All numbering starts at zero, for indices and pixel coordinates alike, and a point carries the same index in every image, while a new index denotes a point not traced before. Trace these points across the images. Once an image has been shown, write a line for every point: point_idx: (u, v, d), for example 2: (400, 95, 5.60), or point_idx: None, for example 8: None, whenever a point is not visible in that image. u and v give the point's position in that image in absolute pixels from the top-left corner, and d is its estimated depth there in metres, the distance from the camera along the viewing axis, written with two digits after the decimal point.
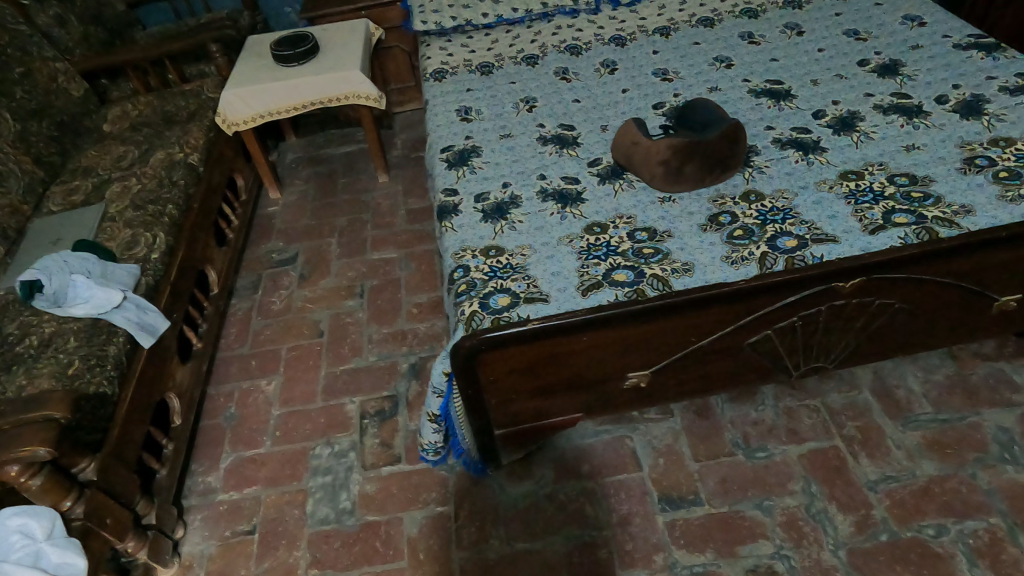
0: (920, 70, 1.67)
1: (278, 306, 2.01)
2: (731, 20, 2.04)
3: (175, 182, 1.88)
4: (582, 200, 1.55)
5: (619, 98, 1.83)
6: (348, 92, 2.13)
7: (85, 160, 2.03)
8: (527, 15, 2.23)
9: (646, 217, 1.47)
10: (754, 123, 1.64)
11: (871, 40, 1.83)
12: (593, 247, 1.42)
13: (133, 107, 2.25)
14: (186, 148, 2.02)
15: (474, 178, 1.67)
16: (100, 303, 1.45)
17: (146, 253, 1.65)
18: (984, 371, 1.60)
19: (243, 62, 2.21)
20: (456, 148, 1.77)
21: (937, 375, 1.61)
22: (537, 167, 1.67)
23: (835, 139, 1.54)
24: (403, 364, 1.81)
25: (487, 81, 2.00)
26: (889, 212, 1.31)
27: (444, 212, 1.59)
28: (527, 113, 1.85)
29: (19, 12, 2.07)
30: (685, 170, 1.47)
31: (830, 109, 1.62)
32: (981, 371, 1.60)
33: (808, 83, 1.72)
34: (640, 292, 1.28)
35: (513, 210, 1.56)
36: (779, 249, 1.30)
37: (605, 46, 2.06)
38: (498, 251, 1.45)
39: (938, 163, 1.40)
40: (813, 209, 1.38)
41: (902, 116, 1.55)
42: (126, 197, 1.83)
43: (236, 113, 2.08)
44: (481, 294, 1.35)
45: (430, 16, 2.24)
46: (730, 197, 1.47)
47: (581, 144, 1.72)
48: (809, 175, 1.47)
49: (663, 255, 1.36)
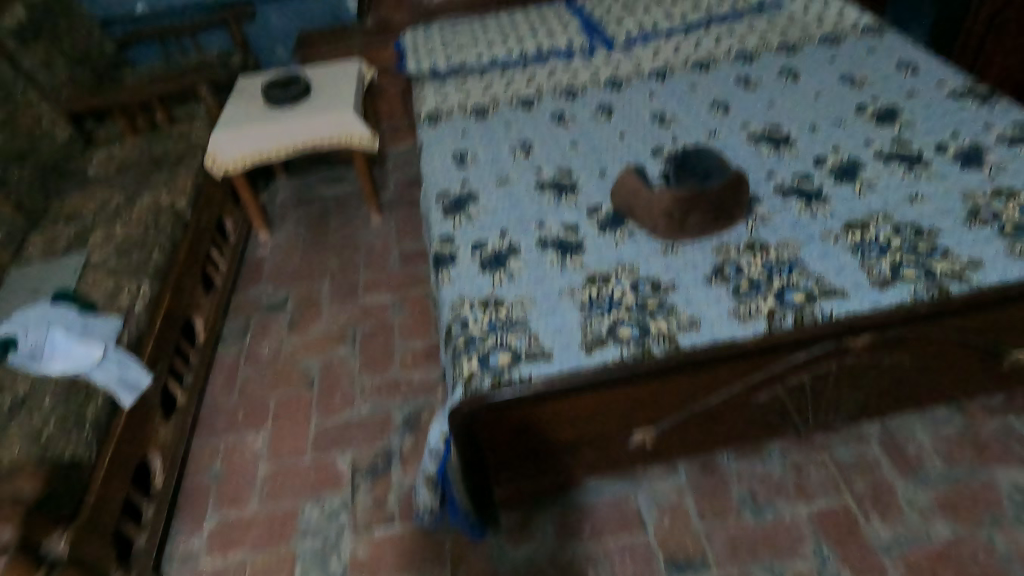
0: (918, 117, 1.66)
1: (266, 353, 1.93)
2: (726, 64, 2.03)
3: (162, 227, 1.81)
4: (583, 249, 1.52)
5: (617, 143, 1.81)
6: (340, 133, 2.09)
7: (68, 205, 1.97)
8: (521, 57, 2.21)
9: (649, 268, 1.43)
10: (756, 170, 1.62)
11: (868, 85, 1.81)
12: (596, 299, 1.38)
13: (119, 149, 2.20)
14: (173, 191, 1.95)
15: (471, 226, 1.63)
16: (79, 360, 1.39)
17: (129, 303, 1.57)
18: (994, 425, 1.55)
19: (235, 104, 2.18)
20: (452, 194, 1.73)
21: (947, 429, 1.56)
22: (536, 215, 1.64)
23: (837, 187, 1.52)
24: (397, 415, 1.74)
25: (482, 124, 1.98)
26: (897, 265, 1.28)
27: (440, 262, 1.55)
28: (524, 158, 1.82)
29: (5, 57, 2.04)
30: (688, 221, 1.46)
31: (831, 156, 1.61)
32: (991, 425, 1.55)
33: (808, 128, 1.71)
34: (646, 350, 1.24)
35: (511, 259, 1.52)
36: (787, 304, 1.26)
37: (601, 89, 2.04)
38: (497, 304, 1.41)
39: (943, 214, 1.38)
40: (820, 261, 1.35)
41: (903, 164, 1.53)
42: (110, 244, 1.76)
43: (226, 156, 2.04)
44: (480, 351, 1.30)
45: (424, 59, 2.23)
46: (734, 247, 1.43)
47: (579, 190, 1.69)
48: (813, 225, 1.44)
49: (667, 310, 1.32)
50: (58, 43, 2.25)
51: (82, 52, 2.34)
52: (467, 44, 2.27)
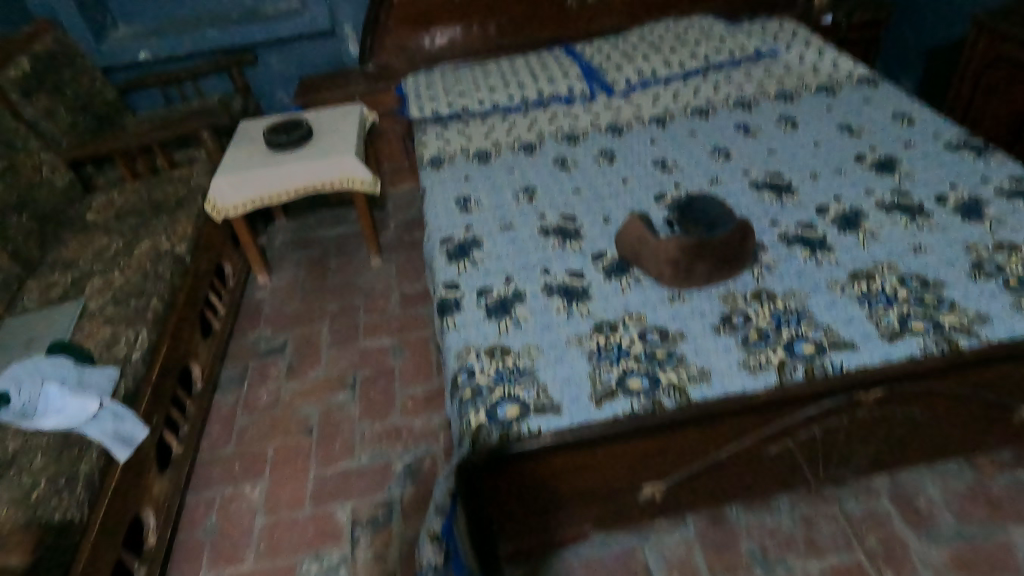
0: (916, 168, 1.69)
1: (264, 400, 1.89)
2: (725, 111, 2.07)
3: (161, 274, 1.78)
4: (589, 296, 1.51)
5: (620, 189, 1.82)
6: (341, 177, 2.10)
7: (66, 252, 1.95)
8: (523, 102, 2.24)
9: (657, 316, 1.42)
10: (759, 218, 1.63)
11: (865, 135, 1.85)
12: (604, 348, 1.36)
13: (119, 195, 2.20)
14: (173, 236, 1.93)
15: (476, 272, 1.62)
16: (73, 415, 1.34)
17: (127, 352, 1.53)
18: (1005, 478, 1.53)
19: (237, 148, 2.19)
20: (456, 239, 1.73)
21: (957, 482, 1.54)
22: (541, 260, 1.63)
23: (840, 236, 1.53)
24: (398, 464, 1.70)
25: (485, 168, 1.99)
26: (905, 317, 1.28)
27: (445, 307, 1.54)
28: (527, 203, 1.83)
29: (8, 108, 2.07)
30: (696, 268, 1.44)
31: (833, 205, 1.63)
32: (1001, 478, 1.53)
33: (808, 177, 1.74)
34: (657, 402, 1.23)
35: (517, 306, 1.51)
36: (797, 356, 1.26)
37: (603, 135, 2.06)
38: (503, 352, 1.39)
39: (947, 266, 1.39)
40: (828, 311, 1.34)
41: (905, 215, 1.55)
42: (109, 291, 1.74)
43: (227, 200, 2.03)
44: (488, 403, 1.28)
45: (427, 104, 2.26)
46: (741, 295, 1.43)
47: (584, 236, 1.69)
48: (818, 274, 1.44)
49: (677, 360, 1.31)
50: (60, 92, 2.29)
51: (84, 100, 2.37)
52: (469, 89, 2.31)
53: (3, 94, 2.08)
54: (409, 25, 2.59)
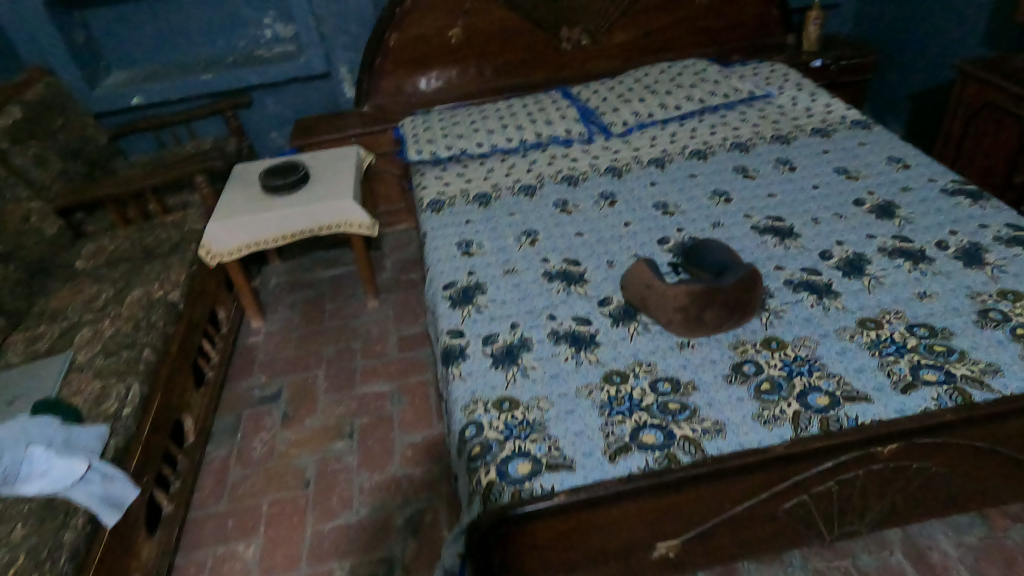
0: (915, 213, 1.71)
1: (258, 452, 1.82)
2: (723, 153, 2.09)
3: (154, 323, 1.75)
4: (597, 343, 1.48)
5: (623, 232, 1.82)
6: (340, 221, 2.11)
7: (53, 302, 1.90)
8: (521, 144, 2.25)
9: (667, 365, 1.40)
10: (763, 263, 1.63)
11: (862, 178, 1.88)
12: (615, 399, 1.33)
13: (110, 241, 2.17)
14: (166, 284, 1.89)
15: (480, 319, 1.59)
16: (58, 479, 1.26)
17: (117, 408, 1.48)
18: (1017, 531, 1.51)
19: (232, 191, 2.18)
20: (458, 284, 1.70)
21: (969, 535, 1.52)
22: (546, 306, 1.61)
23: (846, 282, 1.53)
24: (398, 518, 1.63)
25: (486, 211, 1.98)
26: (917, 367, 1.27)
27: (449, 356, 1.50)
28: (529, 246, 1.82)
29: None
30: (704, 315, 1.43)
31: (836, 249, 1.63)
32: (1013, 531, 1.52)
33: (809, 221, 1.75)
34: (672, 457, 1.19)
35: (524, 354, 1.47)
36: (811, 407, 1.24)
37: (602, 177, 2.07)
38: (512, 404, 1.35)
39: (954, 314, 1.38)
40: (839, 360, 1.33)
41: (907, 260, 1.56)
42: (99, 342, 1.69)
43: (220, 245, 2.01)
44: (499, 459, 1.23)
45: (425, 146, 2.26)
46: (750, 343, 1.42)
47: (588, 281, 1.67)
48: (827, 321, 1.43)
49: (690, 412, 1.28)
50: (50, 138, 2.31)
51: (75, 145, 2.39)
52: (468, 131, 2.31)
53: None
54: (405, 68, 2.61)
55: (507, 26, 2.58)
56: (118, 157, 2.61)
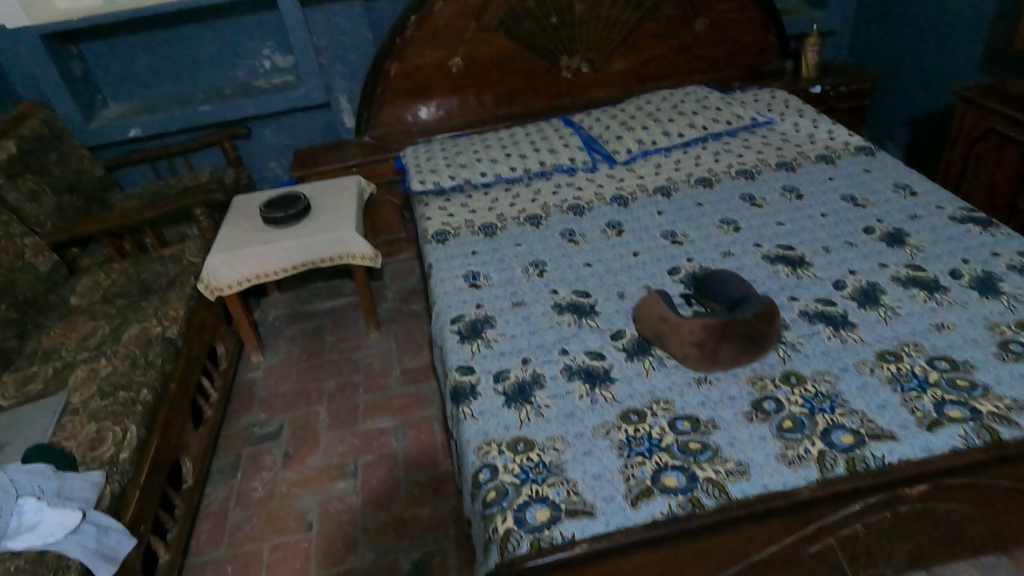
0: (926, 241, 1.69)
1: (259, 493, 1.76)
2: (728, 181, 2.08)
3: (151, 361, 1.72)
4: (612, 379, 1.45)
5: (631, 262, 1.80)
6: (342, 252, 2.12)
7: (46, 341, 1.86)
8: (525, 173, 2.24)
9: (685, 403, 1.36)
10: (776, 293, 1.61)
11: (869, 206, 1.86)
12: (634, 439, 1.29)
13: (105, 276, 2.14)
14: (164, 319, 1.87)
15: (490, 354, 1.54)
16: (49, 531, 1.19)
17: (113, 453, 1.43)
18: None
19: (232, 225, 2.18)
20: (467, 318, 1.66)
21: None
22: (557, 340, 1.57)
23: (861, 313, 1.50)
24: (405, 562, 1.55)
25: (491, 242, 1.95)
26: (941, 403, 1.24)
27: (460, 394, 1.45)
28: (537, 278, 1.78)
29: None
30: (721, 350, 1.40)
31: (849, 279, 1.61)
32: None
33: (820, 249, 1.73)
34: (696, 501, 1.15)
35: (537, 391, 1.43)
36: (836, 446, 1.20)
37: (608, 206, 2.05)
38: (527, 445, 1.30)
39: (974, 346, 1.35)
40: (861, 396, 1.30)
41: (922, 289, 1.53)
42: (94, 383, 1.64)
43: (219, 278, 2.01)
44: (515, 506, 1.18)
45: (428, 176, 2.24)
46: (769, 378, 1.39)
47: (599, 313, 1.64)
48: (845, 354, 1.41)
49: (712, 452, 1.24)
50: (45, 173, 2.31)
51: (70, 180, 2.40)
52: (471, 160, 2.29)
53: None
54: (404, 97, 2.60)
55: (507, 54, 2.58)
56: (113, 189, 2.60)
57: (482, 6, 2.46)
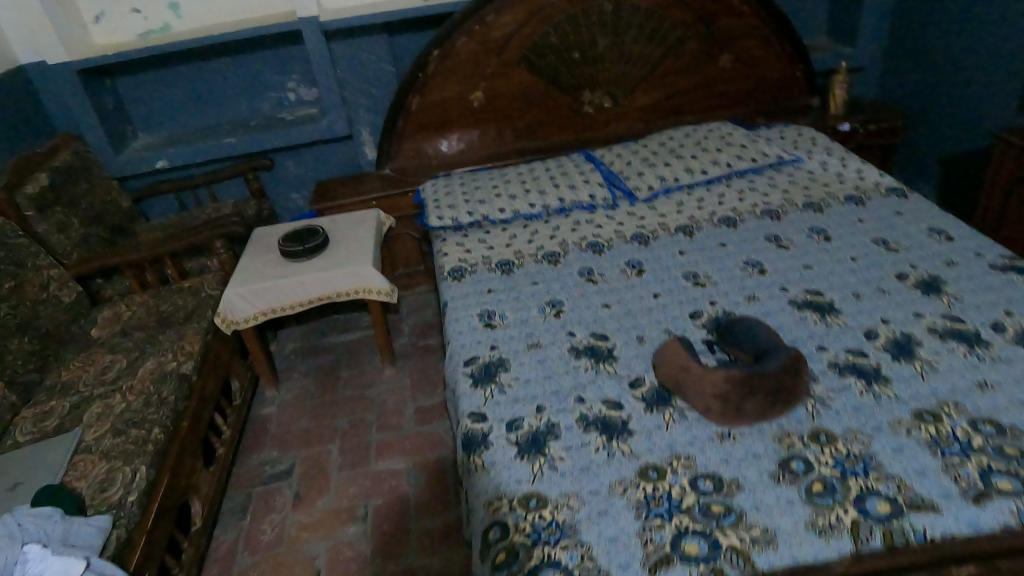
0: (964, 289, 1.61)
1: (268, 536, 1.73)
2: (752, 220, 2.03)
3: (165, 398, 1.71)
4: (630, 432, 1.39)
5: (651, 304, 1.75)
6: (358, 287, 2.10)
7: (64, 374, 1.88)
8: (544, 209, 2.21)
9: (707, 460, 1.29)
10: (804, 342, 1.54)
11: (902, 251, 1.79)
12: (653, 498, 1.23)
13: (126, 308, 2.16)
14: (179, 355, 1.88)
15: (503, 400, 1.50)
16: None
17: (122, 496, 1.41)
18: None
19: (251, 258, 2.19)
20: (480, 360, 1.62)
21: None
22: (573, 387, 1.52)
23: (896, 366, 1.43)
24: None
25: (508, 280, 1.92)
26: (986, 472, 1.16)
27: (471, 442, 1.41)
28: (554, 319, 1.74)
29: (21, 225, 2.12)
30: (745, 404, 1.34)
31: (881, 329, 1.54)
32: None
33: (850, 296, 1.66)
34: (719, 572, 1.08)
35: (551, 442, 1.38)
36: (870, 515, 1.13)
37: (628, 244, 2.01)
38: (540, 502, 1.25)
39: (1022, 409, 1.27)
40: (897, 459, 1.22)
41: (961, 343, 1.45)
42: (108, 420, 1.64)
43: (236, 312, 2.02)
44: (526, 570, 1.13)
45: (446, 211, 2.22)
46: (796, 434, 1.31)
47: (618, 358, 1.59)
48: (878, 412, 1.33)
49: (736, 516, 1.17)
50: (74, 205, 2.36)
51: (98, 211, 2.45)
52: (489, 196, 2.28)
53: (18, 212, 2.14)
54: (425, 131, 2.61)
55: (528, 89, 2.58)
56: (139, 220, 2.64)
57: (506, 41, 2.47)
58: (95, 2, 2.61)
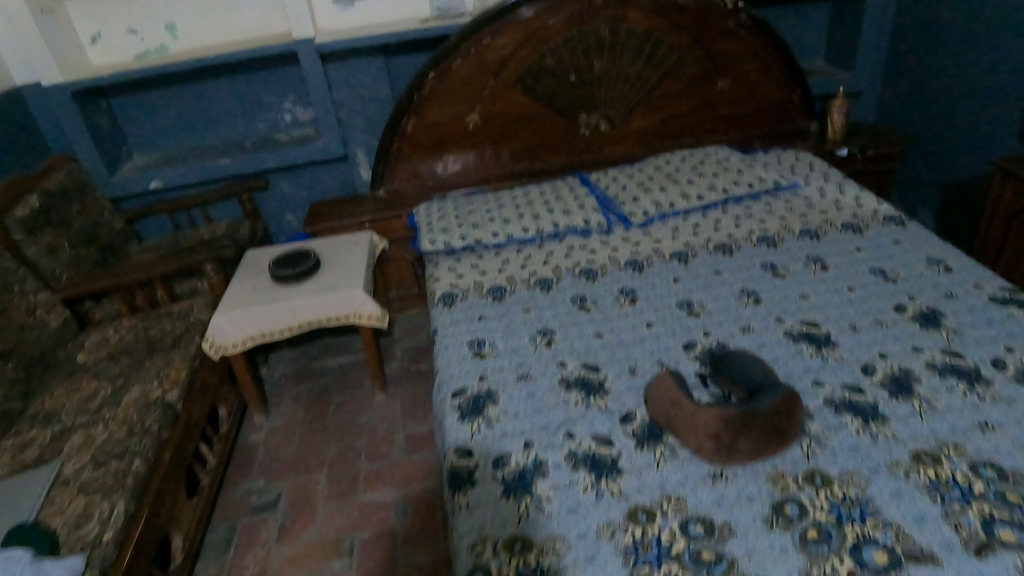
0: (964, 322, 1.57)
1: (250, 571, 1.68)
2: (748, 248, 2.00)
3: (148, 428, 1.68)
4: (619, 470, 1.34)
5: (645, 334, 1.71)
6: (349, 312, 2.07)
7: (48, 402, 1.85)
8: (538, 234, 2.19)
9: (698, 502, 1.25)
10: (800, 376, 1.50)
11: (900, 281, 1.76)
12: (641, 543, 1.17)
13: (114, 332, 2.14)
14: (165, 382, 1.85)
15: (491, 435, 1.45)
16: None
17: (98, 533, 1.38)
18: None
19: (241, 281, 2.17)
20: (468, 392, 1.58)
21: None
22: (563, 422, 1.47)
23: (894, 404, 1.39)
24: None
25: (500, 307, 1.89)
26: (989, 521, 1.12)
27: (456, 480, 1.36)
28: (545, 348, 1.71)
29: (10, 248, 2.11)
30: (739, 443, 1.29)
31: (879, 363, 1.50)
32: None
33: (847, 328, 1.62)
34: None
35: (538, 480, 1.33)
36: (868, 566, 1.08)
37: (622, 271, 1.98)
38: (525, 545, 1.20)
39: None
40: (895, 504, 1.18)
41: (961, 380, 1.41)
42: (88, 452, 1.60)
43: (224, 337, 1.99)
44: None
45: (438, 235, 2.20)
46: (791, 475, 1.27)
47: (609, 392, 1.54)
48: (876, 452, 1.29)
49: (727, 564, 1.12)
50: (66, 227, 2.35)
51: (90, 233, 2.44)
52: (483, 220, 2.25)
53: (7, 235, 2.12)
54: (420, 152, 2.59)
55: (524, 112, 2.56)
56: (132, 241, 2.63)
57: (502, 64, 2.46)
58: (92, 23, 2.62)
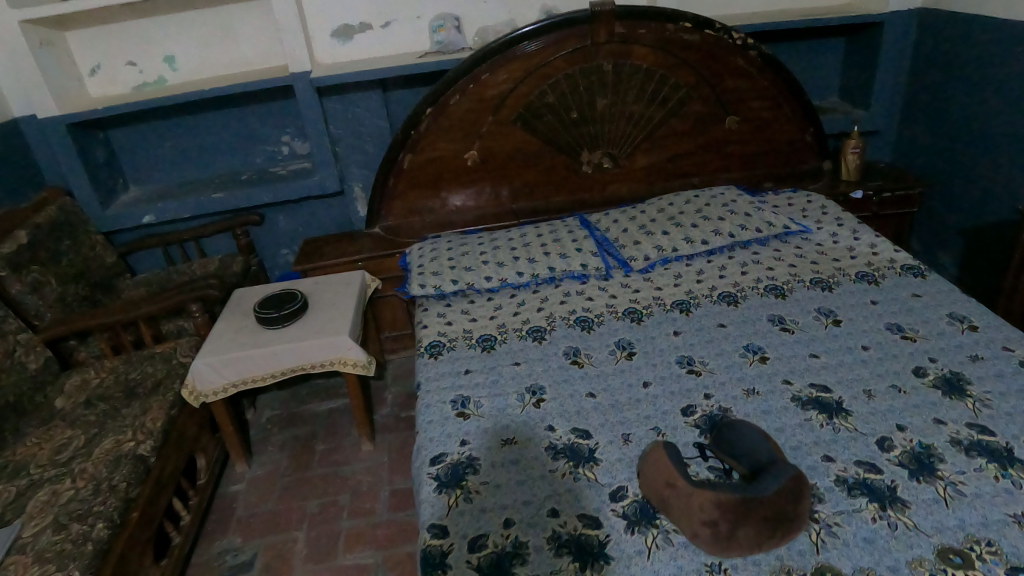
0: (992, 391, 1.44)
1: None
2: (755, 299, 1.89)
3: (115, 486, 1.59)
4: (607, 558, 1.21)
5: (641, 395, 1.59)
6: (334, 358, 1.98)
7: (19, 451, 1.78)
8: (533, 278, 2.09)
9: None
10: (808, 449, 1.37)
11: (919, 340, 1.64)
12: None
13: (95, 374, 2.07)
14: (138, 433, 1.76)
15: (469, 511, 1.34)
16: None
17: None
18: None
19: (227, 323, 2.11)
20: (448, 459, 1.47)
21: None
22: (548, 496, 1.35)
23: (914, 487, 1.25)
24: None
25: (488, 359, 1.79)
26: None
27: (429, 564, 1.23)
28: (534, 409, 1.59)
29: None
30: (738, 533, 1.16)
31: (897, 438, 1.36)
32: None
33: (861, 393, 1.50)
34: None
35: (517, 567, 1.21)
36: None
37: (620, 321, 1.87)
38: None
39: None
40: None
41: (990, 460, 1.28)
42: (49, 512, 1.52)
43: (205, 384, 1.92)
44: None
45: (429, 278, 2.11)
46: (799, 571, 1.14)
47: (599, 462, 1.42)
48: (895, 547, 1.15)
49: None
50: (54, 262, 2.30)
51: (79, 268, 2.39)
52: (476, 262, 2.16)
53: None
54: (417, 189, 2.51)
55: (525, 148, 2.48)
56: (124, 276, 2.59)
57: (502, 100, 2.38)
58: (91, 55, 2.60)
